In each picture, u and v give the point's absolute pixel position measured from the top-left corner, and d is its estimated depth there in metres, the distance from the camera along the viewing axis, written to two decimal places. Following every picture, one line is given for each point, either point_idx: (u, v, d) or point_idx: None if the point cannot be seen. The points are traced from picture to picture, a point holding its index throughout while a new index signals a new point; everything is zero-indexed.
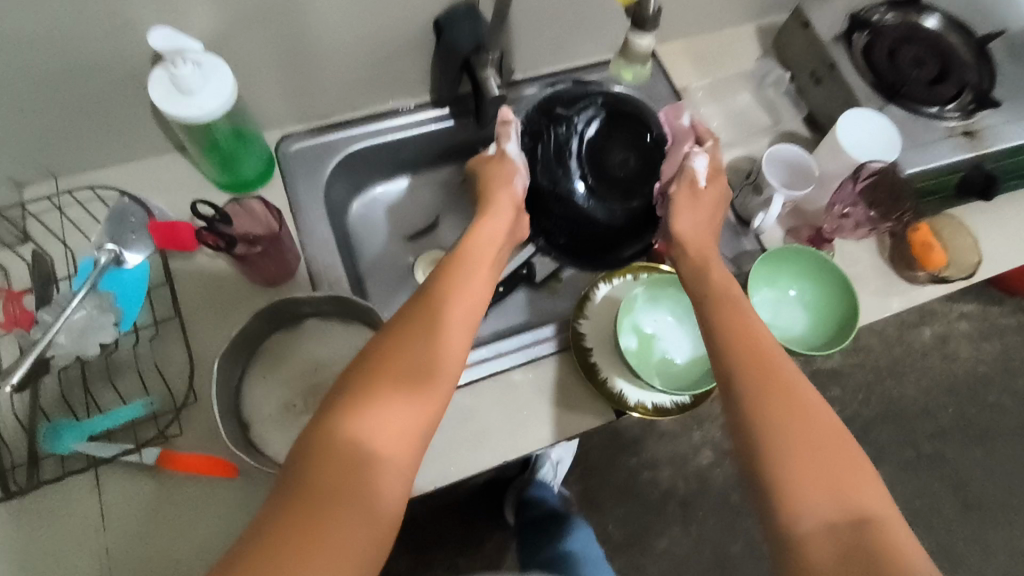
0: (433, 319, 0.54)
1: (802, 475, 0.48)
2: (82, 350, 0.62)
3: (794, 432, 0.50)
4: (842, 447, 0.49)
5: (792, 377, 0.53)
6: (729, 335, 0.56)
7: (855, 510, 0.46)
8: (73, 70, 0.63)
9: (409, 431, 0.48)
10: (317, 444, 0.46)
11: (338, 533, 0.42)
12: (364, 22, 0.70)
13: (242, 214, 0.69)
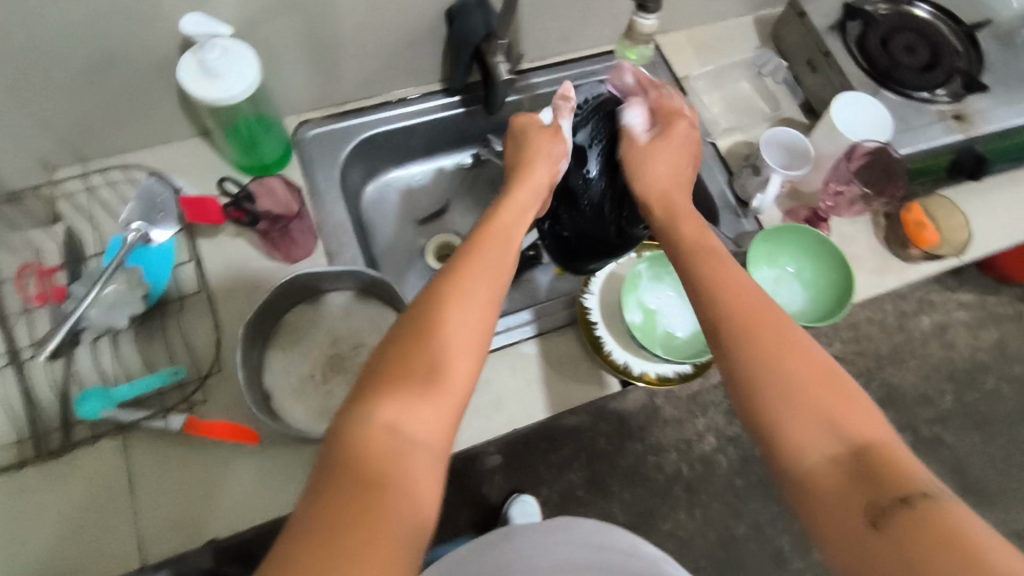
0: (454, 291, 0.50)
1: (798, 410, 0.44)
2: (112, 322, 0.66)
3: (788, 365, 0.46)
4: (829, 375, 0.45)
5: (770, 313, 0.49)
6: (709, 284, 0.53)
7: (852, 438, 0.42)
8: (107, 55, 0.67)
9: (433, 434, 0.44)
10: (348, 426, 0.43)
11: (359, 507, 0.38)
12: (382, 10, 0.74)
13: (263, 192, 0.71)
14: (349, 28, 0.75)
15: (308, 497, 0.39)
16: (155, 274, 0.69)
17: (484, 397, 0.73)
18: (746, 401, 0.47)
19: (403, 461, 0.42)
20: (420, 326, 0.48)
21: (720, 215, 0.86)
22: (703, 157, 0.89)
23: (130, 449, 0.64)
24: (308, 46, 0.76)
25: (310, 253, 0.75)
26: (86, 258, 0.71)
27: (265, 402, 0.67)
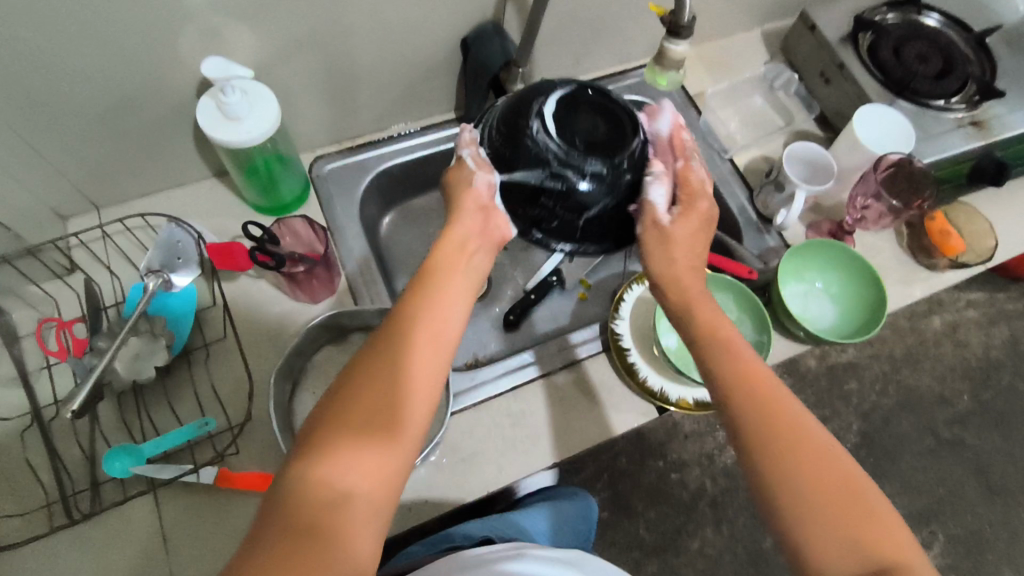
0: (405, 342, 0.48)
1: (828, 524, 0.45)
2: (137, 374, 0.64)
3: (815, 474, 0.47)
4: (861, 496, 0.46)
5: (798, 417, 0.49)
6: (736, 379, 0.52)
7: (879, 562, 0.44)
8: (124, 100, 0.65)
9: (369, 497, 0.43)
10: (293, 486, 0.41)
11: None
12: (399, 41, 0.73)
13: (287, 233, 0.71)
14: (370, 63, 0.75)
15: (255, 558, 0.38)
16: (179, 321, 0.68)
17: (521, 430, 0.71)
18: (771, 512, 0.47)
19: (346, 524, 0.41)
20: (380, 384, 0.46)
21: (743, 231, 0.85)
22: (721, 174, 0.88)
23: (162, 507, 0.62)
24: (325, 81, 0.74)
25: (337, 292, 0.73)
26: (104, 308, 0.69)
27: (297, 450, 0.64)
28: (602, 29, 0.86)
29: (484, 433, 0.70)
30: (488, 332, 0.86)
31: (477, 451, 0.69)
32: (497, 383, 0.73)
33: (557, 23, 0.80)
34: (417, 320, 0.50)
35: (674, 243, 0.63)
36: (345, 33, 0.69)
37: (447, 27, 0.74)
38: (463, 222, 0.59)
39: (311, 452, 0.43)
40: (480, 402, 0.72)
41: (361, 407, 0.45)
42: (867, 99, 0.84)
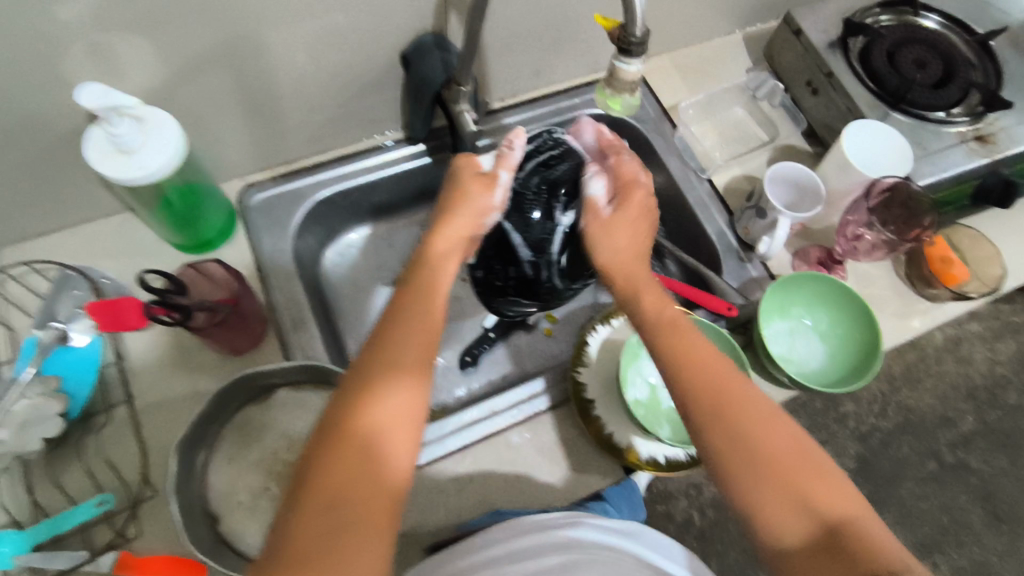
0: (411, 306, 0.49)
1: (768, 484, 0.43)
2: (24, 446, 0.55)
3: (756, 428, 0.45)
4: (807, 453, 0.45)
5: (739, 385, 0.47)
6: (675, 346, 0.49)
7: (823, 515, 0.43)
8: (6, 132, 0.57)
9: (401, 427, 0.43)
10: (327, 456, 0.41)
11: (370, 524, 0.40)
12: (327, 57, 0.65)
13: (197, 280, 0.62)
14: (298, 79, 0.66)
15: (309, 525, 0.39)
16: (75, 385, 0.60)
17: (470, 496, 0.63)
18: (713, 470, 0.45)
19: (389, 476, 0.42)
20: (386, 342, 0.46)
21: (723, 261, 0.77)
22: (698, 196, 0.80)
23: None
24: (247, 103, 0.66)
25: (260, 342, 0.66)
26: None
27: (207, 528, 0.57)
28: (563, 38, 0.77)
29: (428, 501, 0.62)
30: (441, 374, 0.77)
31: (419, 521, 0.61)
32: (443, 443, 0.65)
33: (509, 31, 0.72)
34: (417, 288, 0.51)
35: (621, 225, 0.58)
36: (262, 49, 0.61)
37: (382, 40, 0.66)
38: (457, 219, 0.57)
39: (338, 428, 0.42)
40: (422, 465, 0.63)
41: (374, 368, 0.45)
42: (858, 112, 0.76)
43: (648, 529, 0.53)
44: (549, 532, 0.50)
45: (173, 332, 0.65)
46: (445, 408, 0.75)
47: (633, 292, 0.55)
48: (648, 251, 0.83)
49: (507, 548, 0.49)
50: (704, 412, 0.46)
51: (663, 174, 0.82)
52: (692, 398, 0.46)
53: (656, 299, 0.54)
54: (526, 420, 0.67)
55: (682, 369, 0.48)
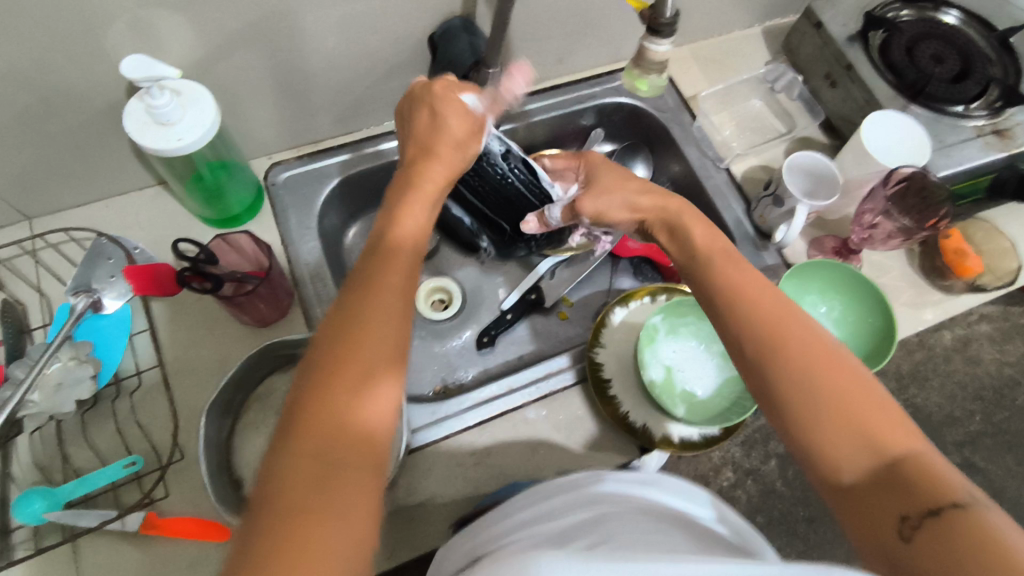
0: (378, 280, 0.43)
1: (826, 420, 0.41)
2: (57, 407, 0.56)
3: (819, 362, 0.43)
4: (869, 388, 0.42)
5: (794, 321, 0.45)
6: (726, 281, 0.49)
7: (883, 449, 0.40)
8: (47, 103, 0.58)
9: (381, 416, 0.38)
10: (292, 454, 0.35)
11: (358, 503, 0.35)
12: (357, 37, 0.66)
13: (230, 250, 0.65)
14: (328, 59, 0.68)
15: (278, 533, 0.32)
16: (107, 350, 0.62)
17: (487, 470, 0.64)
18: (771, 406, 0.44)
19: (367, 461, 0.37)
20: (359, 311, 0.41)
21: (739, 248, 0.78)
22: (715, 184, 0.81)
23: (82, 557, 0.56)
24: (277, 81, 0.68)
25: (285, 315, 0.68)
26: (29, 330, 0.63)
27: (233, 491, 0.58)
28: (587, 26, 0.78)
29: (445, 473, 0.64)
30: (459, 354, 0.79)
31: (436, 492, 0.63)
32: (462, 418, 0.66)
33: (533, 18, 0.73)
34: (383, 265, 0.44)
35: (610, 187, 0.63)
36: (295, 29, 0.62)
37: (411, 22, 0.67)
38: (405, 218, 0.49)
39: (308, 407, 0.37)
40: (443, 438, 0.65)
41: (347, 336, 0.40)
42: (877, 105, 0.77)
43: (670, 478, 0.52)
44: (575, 494, 0.50)
45: (201, 303, 0.67)
46: (462, 385, 0.77)
47: (678, 221, 0.56)
48: None
49: (542, 509, 0.50)
50: (766, 354, 0.44)
51: (681, 162, 0.83)
52: (755, 338, 0.45)
53: (706, 237, 0.54)
54: (543, 398, 0.68)
55: (746, 304, 0.47)
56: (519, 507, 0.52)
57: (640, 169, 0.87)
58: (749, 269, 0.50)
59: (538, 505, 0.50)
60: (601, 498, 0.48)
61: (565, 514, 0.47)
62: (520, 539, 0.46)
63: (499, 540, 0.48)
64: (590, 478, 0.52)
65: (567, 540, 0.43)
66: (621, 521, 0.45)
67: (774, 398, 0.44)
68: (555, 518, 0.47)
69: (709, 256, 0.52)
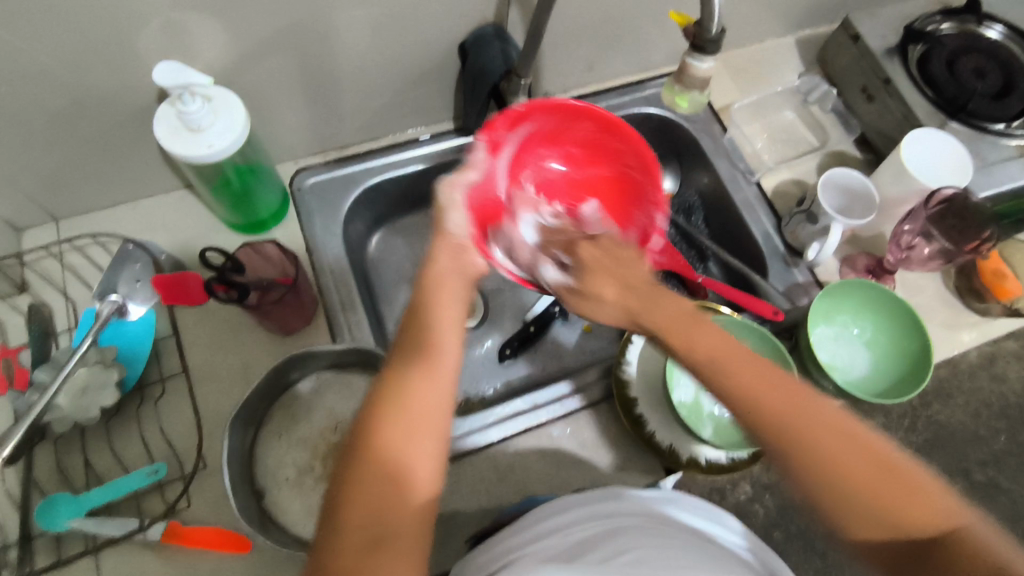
0: (428, 310, 0.48)
1: (850, 500, 0.40)
2: (82, 413, 0.56)
3: (837, 461, 0.41)
4: (881, 466, 0.41)
5: (800, 394, 0.44)
6: (731, 370, 0.45)
7: (914, 532, 0.39)
8: (79, 107, 0.58)
9: (419, 417, 0.43)
10: (348, 465, 0.41)
11: (408, 534, 0.39)
12: (387, 43, 0.65)
13: (256, 258, 0.65)
14: (357, 65, 0.67)
15: (353, 526, 0.39)
16: (131, 356, 0.61)
17: (509, 486, 0.63)
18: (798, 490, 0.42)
19: (413, 492, 0.41)
20: (416, 341, 0.46)
21: (768, 263, 0.76)
22: (746, 198, 0.79)
23: (103, 564, 0.56)
24: (307, 86, 0.67)
25: (310, 323, 0.68)
26: (55, 333, 0.63)
27: (254, 501, 0.58)
28: (618, 34, 0.77)
29: (467, 488, 0.63)
30: (481, 365, 0.78)
31: (458, 508, 0.62)
32: (486, 432, 0.65)
33: (566, 26, 0.72)
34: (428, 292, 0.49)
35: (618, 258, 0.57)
36: (327, 36, 0.62)
37: (443, 29, 0.66)
38: (439, 257, 0.51)
39: (365, 440, 0.42)
40: (466, 452, 0.64)
41: (396, 364, 0.45)
42: (916, 120, 0.75)
43: (685, 496, 0.52)
44: (593, 504, 0.49)
45: (225, 310, 0.66)
46: (484, 398, 0.76)
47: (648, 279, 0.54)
48: (690, 251, 0.84)
49: (552, 522, 0.48)
50: (781, 458, 0.42)
51: (711, 175, 0.82)
52: (766, 441, 0.43)
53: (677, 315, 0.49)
54: (567, 415, 0.67)
55: (758, 397, 0.44)
56: (530, 522, 0.49)
57: (668, 180, 0.86)
58: (737, 350, 0.46)
59: (549, 519, 0.49)
60: (615, 512, 0.48)
61: (570, 530, 0.47)
62: (534, 555, 0.45)
63: (512, 552, 0.47)
64: (610, 493, 0.50)
65: (581, 555, 0.43)
66: (634, 537, 0.44)
67: (795, 485, 0.43)
68: (565, 532, 0.47)
69: (696, 354, 0.47)
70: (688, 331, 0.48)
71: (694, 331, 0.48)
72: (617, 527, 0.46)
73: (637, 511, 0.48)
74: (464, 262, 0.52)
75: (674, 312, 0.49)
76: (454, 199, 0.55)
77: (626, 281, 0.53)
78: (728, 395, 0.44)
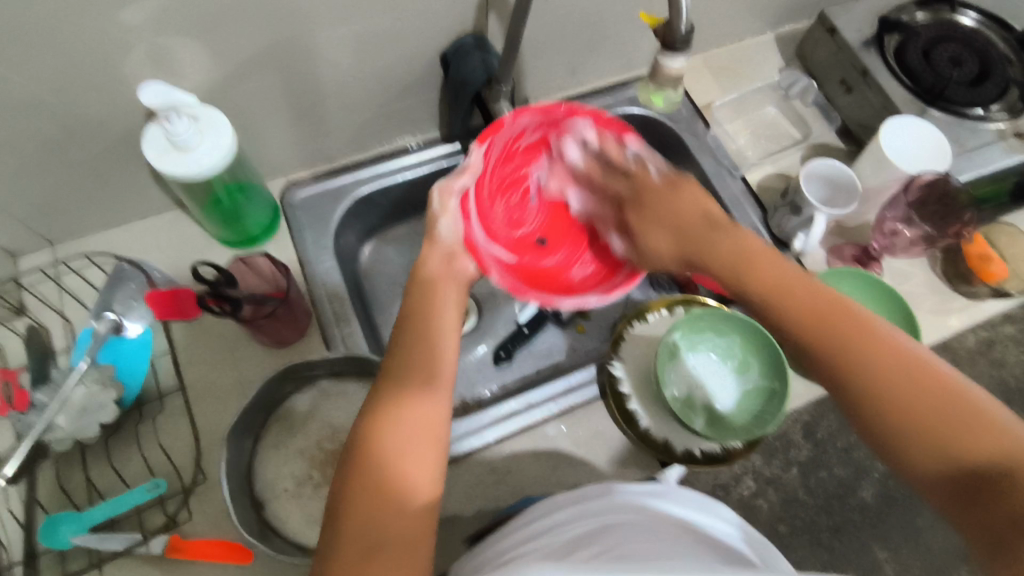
0: (424, 332, 0.51)
1: (911, 428, 0.43)
2: (81, 431, 0.57)
3: (907, 395, 0.43)
4: (949, 404, 0.42)
5: (888, 339, 0.46)
6: (844, 328, 0.47)
7: (977, 460, 0.40)
8: (69, 133, 0.59)
9: (415, 433, 0.44)
10: (349, 481, 0.42)
11: (407, 536, 0.41)
12: (369, 57, 0.67)
13: (249, 272, 0.66)
14: (341, 79, 0.68)
15: (355, 536, 0.40)
16: (129, 375, 0.62)
17: (507, 488, 0.64)
18: (866, 436, 0.45)
19: (412, 497, 0.42)
20: (404, 370, 0.48)
21: None
22: (732, 193, 0.80)
23: None
24: (293, 102, 0.68)
25: (306, 334, 0.69)
26: (53, 354, 0.64)
27: (254, 512, 0.58)
28: (598, 38, 0.78)
29: (466, 490, 0.63)
30: (476, 370, 0.78)
31: (457, 510, 0.62)
32: (482, 434, 0.66)
33: (545, 33, 0.73)
34: (423, 313, 0.52)
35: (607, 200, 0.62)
36: (310, 53, 0.63)
37: (423, 41, 0.68)
38: (431, 260, 0.58)
39: (359, 451, 0.43)
40: (462, 455, 0.65)
41: (393, 381, 0.47)
42: (895, 110, 0.76)
43: (677, 488, 0.52)
44: (586, 502, 0.50)
45: (220, 325, 0.68)
46: (481, 401, 0.76)
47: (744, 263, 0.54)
48: None
49: (546, 522, 0.49)
50: (844, 381, 0.46)
51: (696, 172, 0.82)
52: (836, 384, 0.47)
53: (770, 263, 0.54)
54: (562, 414, 0.68)
55: (825, 349, 0.47)
56: (527, 522, 0.50)
57: None
58: (846, 305, 0.49)
59: (540, 519, 0.49)
60: (608, 508, 0.49)
61: (563, 526, 0.48)
62: (531, 552, 0.45)
63: (510, 550, 0.47)
64: (604, 488, 0.51)
65: (569, 553, 0.43)
66: (623, 532, 0.45)
67: (864, 428, 0.45)
68: (559, 530, 0.47)
69: (781, 305, 0.51)
70: (738, 265, 0.54)
71: (797, 280, 0.52)
72: (609, 523, 0.47)
73: (627, 506, 0.49)
74: (454, 268, 0.59)
75: (729, 247, 0.55)
76: (448, 205, 0.61)
77: (677, 231, 0.59)
78: (784, 329, 0.50)
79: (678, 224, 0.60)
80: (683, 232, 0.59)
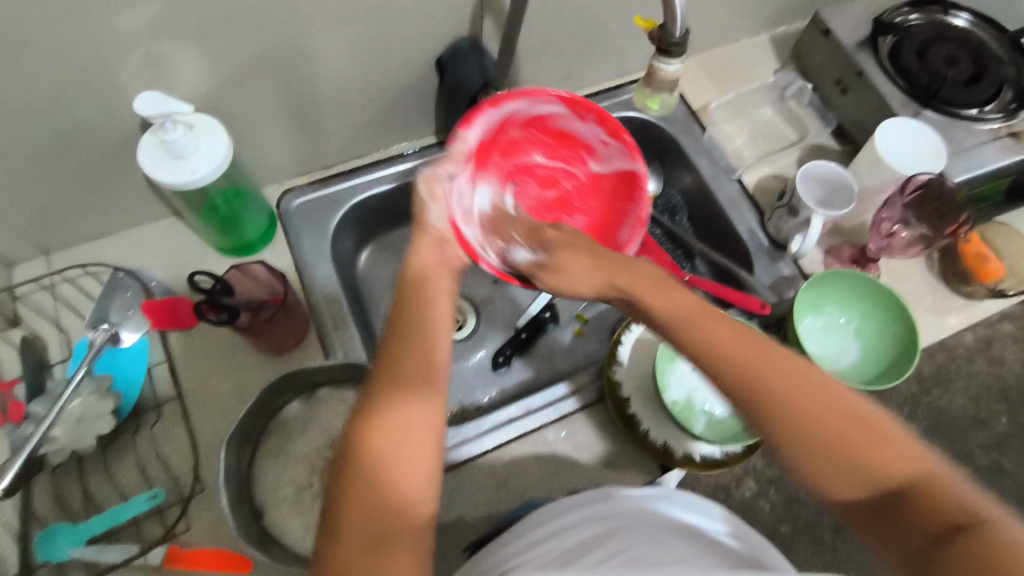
0: (419, 330, 0.48)
1: (830, 450, 0.39)
2: (78, 442, 0.57)
3: (800, 410, 0.40)
4: (857, 423, 0.39)
5: (767, 347, 0.43)
6: (699, 324, 0.45)
7: (877, 478, 0.38)
8: (63, 141, 0.59)
9: (412, 437, 0.42)
10: (344, 491, 0.40)
11: (409, 542, 0.39)
12: (364, 62, 0.66)
13: (246, 280, 0.66)
14: (336, 85, 0.68)
15: (352, 549, 0.38)
16: (126, 384, 0.62)
17: (506, 493, 0.64)
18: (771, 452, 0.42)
19: (412, 505, 0.40)
20: (398, 370, 0.45)
21: (754, 259, 0.76)
22: (728, 194, 0.80)
23: None
24: (288, 109, 0.68)
25: (304, 341, 0.69)
26: (49, 365, 0.64)
27: (254, 521, 0.58)
28: (593, 41, 0.78)
29: (465, 496, 0.63)
30: (475, 375, 0.78)
31: (457, 515, 0.62)
32: (482, 440, 0.65)
33: (540, 37, 0.73)
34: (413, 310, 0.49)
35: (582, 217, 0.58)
36: (305, 59, 0.63)
37: (418, 46, 0.67)
38: (424, 250, 0.56)
39: (356, 454, 0.41)
40: (461, 461, 0.64)
41: (387, 382, 0.44)
42: (890, 110, 0.76)
43: (680, 492, 0.52)
44: (588, 507, 0.50)
45: (217, 334, 0.67)
46: (480, 406, 0.76)
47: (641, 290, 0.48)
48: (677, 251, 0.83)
49: (548, 528, 0.48)
50: (748, 406, 0.42)
51: (692, 175, 0.82)
52: (732, 393, 0.43)
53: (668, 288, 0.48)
54: (561, 418, 0.67)
55: (724, 356, 0.43)
56: (529, 528, 0.50)
57: (651, 182, 0.86)
58: (711, 311, 0.46)
59: (546, 523, 0.49)
60: (610, 513, 0.48)
61: (565, 532, 0.47)
62: (532, 560, 0.45)
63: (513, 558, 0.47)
64: (606, 493, 0.51)
65: (575, 561, 0.43)
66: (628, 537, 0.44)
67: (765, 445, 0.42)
68: (561, 536, 0.47)
69: (674, 319, 0.46)
70: (649, 290, 0.48)
71: (654, 286, 0.48)
72: (612, 527, 0.46)
73: (630, 511, 0.49)
74: (447, 256, 0.56)
75: (639, 272, 0.49)
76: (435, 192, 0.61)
77: (598, 253, 0.52)
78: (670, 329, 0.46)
79: (593, 246, 0.53)
80: (598, 251, 0.52)
